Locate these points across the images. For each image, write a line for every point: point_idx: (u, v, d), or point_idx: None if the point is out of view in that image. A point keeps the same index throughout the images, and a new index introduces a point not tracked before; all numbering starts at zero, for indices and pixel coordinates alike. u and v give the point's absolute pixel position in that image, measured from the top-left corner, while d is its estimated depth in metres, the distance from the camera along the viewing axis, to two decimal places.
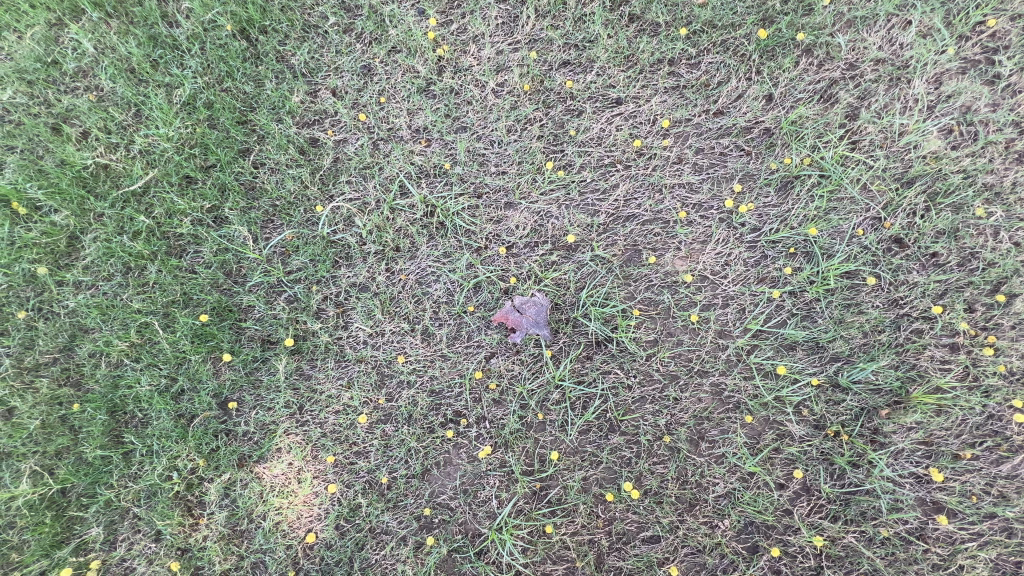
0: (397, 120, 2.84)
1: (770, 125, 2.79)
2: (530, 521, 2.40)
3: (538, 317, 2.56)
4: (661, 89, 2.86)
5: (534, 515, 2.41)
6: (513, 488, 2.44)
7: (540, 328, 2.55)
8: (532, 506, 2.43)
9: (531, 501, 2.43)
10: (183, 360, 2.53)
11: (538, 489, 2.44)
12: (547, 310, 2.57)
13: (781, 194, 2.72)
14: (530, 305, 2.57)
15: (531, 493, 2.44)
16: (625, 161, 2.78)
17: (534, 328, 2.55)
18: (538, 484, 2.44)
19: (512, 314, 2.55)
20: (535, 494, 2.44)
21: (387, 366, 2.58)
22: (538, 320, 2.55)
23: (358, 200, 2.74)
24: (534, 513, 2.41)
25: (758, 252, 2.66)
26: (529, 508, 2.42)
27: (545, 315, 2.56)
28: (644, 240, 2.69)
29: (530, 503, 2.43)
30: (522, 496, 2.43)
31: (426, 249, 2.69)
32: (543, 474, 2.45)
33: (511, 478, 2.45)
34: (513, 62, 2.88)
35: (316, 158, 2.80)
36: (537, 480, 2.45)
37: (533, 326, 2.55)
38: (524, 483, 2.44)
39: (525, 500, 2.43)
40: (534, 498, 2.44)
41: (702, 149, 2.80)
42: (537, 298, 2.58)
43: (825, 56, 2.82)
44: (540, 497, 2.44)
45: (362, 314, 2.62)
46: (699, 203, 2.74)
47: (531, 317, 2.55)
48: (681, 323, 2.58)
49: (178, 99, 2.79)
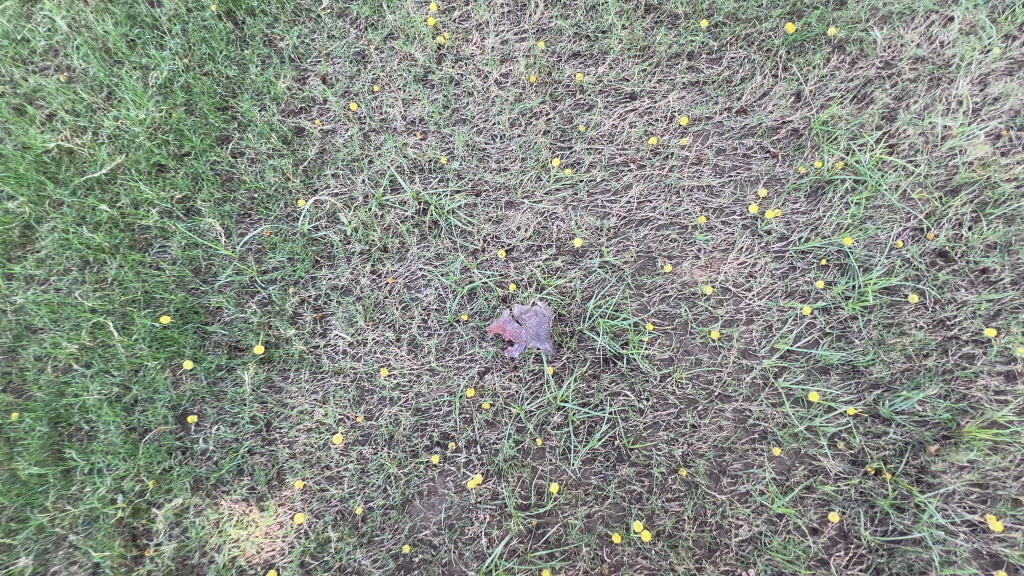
0: (391, 110, 2.61)
1: (798, 126, 2.55)
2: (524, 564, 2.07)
3: (539, 329, 2.28)
4: (679, 85, 2.62)
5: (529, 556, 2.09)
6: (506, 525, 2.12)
7: (541, 341, 2.27)
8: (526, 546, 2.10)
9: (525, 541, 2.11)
10: (139, 367, 2.25)
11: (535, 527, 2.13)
12: (550, 321, 2.30)
13: (812, 201, 2.47)
14: (530, 315, 2.30)
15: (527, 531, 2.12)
16: (639, 159, 2.53)
17: (535, 340, 2.27)
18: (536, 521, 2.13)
19: (510, 325, 2.29)
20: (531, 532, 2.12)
21: (368, 380, 2.29)
22: (539, 332, 2.28)
23: (345, 195, 2.49)
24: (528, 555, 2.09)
25: (785, 263, 2.39)
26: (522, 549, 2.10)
27: (547, 327, 2.29)
28: (658, 247, 2.42)
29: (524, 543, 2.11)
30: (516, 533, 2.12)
31: (417, 250, 2.43)
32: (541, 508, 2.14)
33: (502, 513, 2.14)
34: (518, 51, 2.66)
35: (301, 149, 2.56)
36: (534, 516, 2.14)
37: (533, 339, 2.27)
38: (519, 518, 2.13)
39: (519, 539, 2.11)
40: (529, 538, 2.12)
41: (723, 150, 2.56)
42: (539, 307, 2.31)
43: (859, 53, 2.59)
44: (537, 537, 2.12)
45: (342, 320, 2.35)
46: (720, 207, 2.48)
47: (532, 328, 2.28)
48: (700, 340, 2.30)
49: (154, 82, 2.56)
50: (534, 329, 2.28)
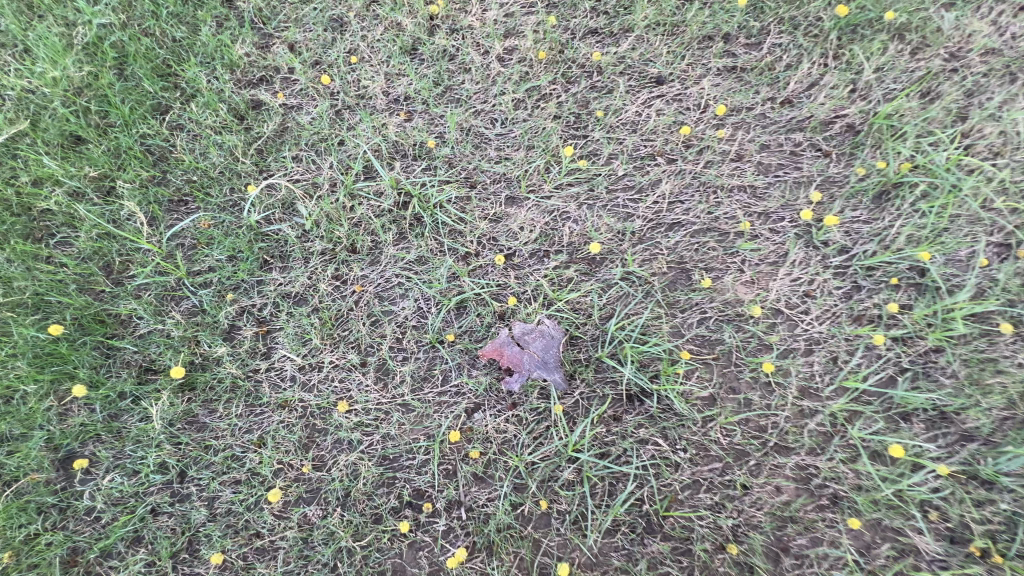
0: (370, 85, 2.16)
1: (854, 121, 2.15)
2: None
3: (546, 355, 1.78)
4: (713, 70, 2.23)
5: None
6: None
7: (549, 371, 1.76)
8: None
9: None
10: (10, 393, 1.67)
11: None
12: (559, 345, 1.80)
13: (876, 207, 2.04)
14: (535, 337, 1.80)
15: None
16: (668, 152, 2.10)
17: (541, 370, 1.76)
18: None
19: (509, 348, 1.78)
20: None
21: (320, 416, 1.75)
22: (546, 359, 1.77)
23: (307, 181, 2.01)
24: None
25: (848, 281, 1.95)
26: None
27: (557, 353, 1.79)
28: (693, 257, 1.96)
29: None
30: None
31: (393, 251, 1.93)
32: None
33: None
34: (524, 25, 2.25)
35: (255, 124, 2.07)
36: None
37: (538, 368, 1.76)
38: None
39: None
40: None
41: (768, 145, 2.14)
42: (547, 327, 1.82)
43: (920, 42, 2.22)
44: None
45: (293, 338, 1.82)
46: (766, 211, 2.05)
47: (537, 354, 1.78)
48: (748, 374, 1.81)
49: (80, 39, 2.09)
50: (539, 354, 1.78)
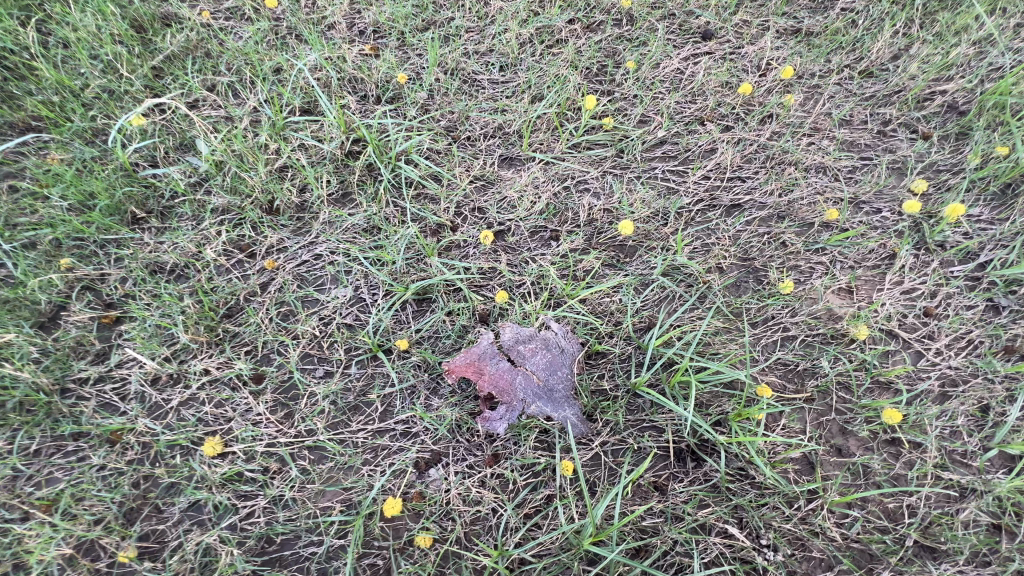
0: (328, 10, 1.63)
1: (956, 99, 1.65)
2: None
3: (551, 378, 1.13)
4: (774, 28, 1.74)
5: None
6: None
7: (555, 406, 1.11)
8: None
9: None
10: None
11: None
12: (572, 365, 1.16)
13: (1003, 203, 1.48)
14: (535, 348, 1.16)
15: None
16: (720, 118, 1.56)
17: (542, 402, 1.10)
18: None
19: (493, 364, 1.12)
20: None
21: (169, 463, 1.05)
22: (551, 385, 1.12)
23: (221, 116, 1.42)
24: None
25: (983, 297, 1.35)
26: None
27: (568, 376, 1.14)
28: (763, 250, 1.37)
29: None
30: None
31: (329, 216, 1.31)
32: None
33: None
34: None
35: (159, 39, 1.50)
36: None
37: (539, 398, 1.10)
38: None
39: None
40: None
41: (849, 120, 1.62)
42: (553, 337, 1.18)
43: None
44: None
45: (150, 332, 1.15)
46: (858, 200, 1.49)
47: (537, 376, 1.12)
48: (859, 426, 1.17)
49: None
50: (541, 377, 1.12)
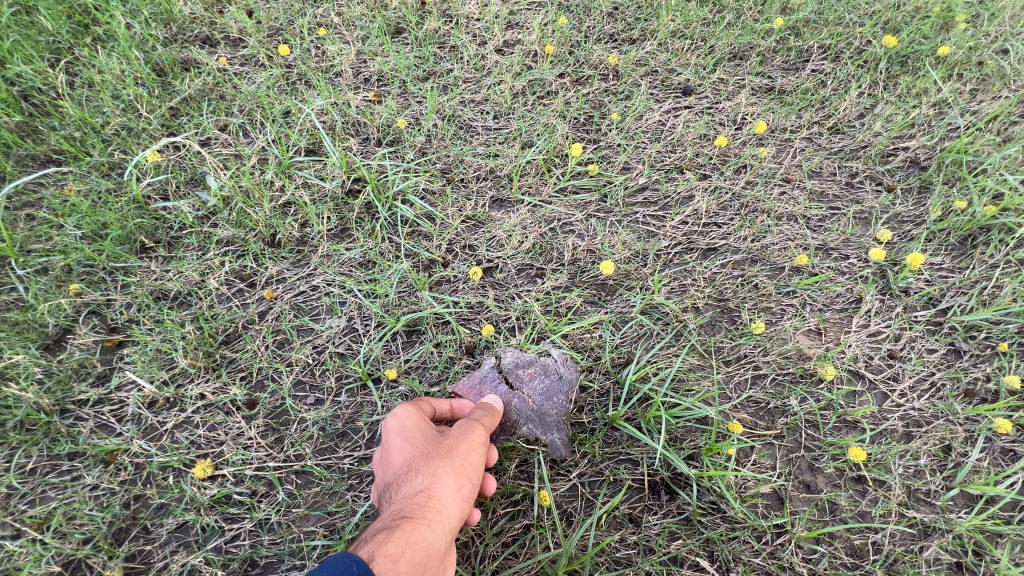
0: (337, 59, 1.76)
1: (918, 155, 1.78)
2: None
3: (546, 402, 1.20)
4: (749, 86, 1.88)
5: (432, 529, 0.86)
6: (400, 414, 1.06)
7: (547, 428, 1.18)
8: (422, 516, 0.87)
9: (445, 469, 0.93)
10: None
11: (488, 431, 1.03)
12: (569, 393, 1.22)
13: (961, 253, 1.59)
14: (534, 373, 1.23)
15: (460, 425, 1.01)
16: (698, 168, 1.67)
17: (533, 424, 1.19)
18: (493, 409, 1.09)
19: (491, 387, 1.20)
20: (477, 439, 0.99)
21: (160, 485, 1.08)
22: (545, 409, 1.20)
23: (230, 153, 1.51)
24: (426, 531, 0.85)
25: (945, 342, 1.43)
26: (417, 526, 0.85)
27: (563, 403, 1.20)
28: (737, 292, 1.44)
29: (441, 479, 0.92)
30: (417, 460, 0.96)
31: (327, 249, 1.39)
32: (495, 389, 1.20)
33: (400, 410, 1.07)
34: (530, 20, 1.93)
35: (177, 82, 1.61)
36: (494, 404, 1.11)
37: (531, 421, 1.19)
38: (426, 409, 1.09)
39: (427, 490, 0.90)
40: (466, 453, 0.96)
41: (818, 172, 1.74)
42: (552, 363, 1.24)
43: (980, 81, 1.93)
44: (480, 454, 0.97)
45: (150, 356, 1.20)
46: (827, 246, 1.58)
47: (532, 399, 1.19)
48: (827, 463, 1.22)
49: None
50: (535, 401, 1.19)
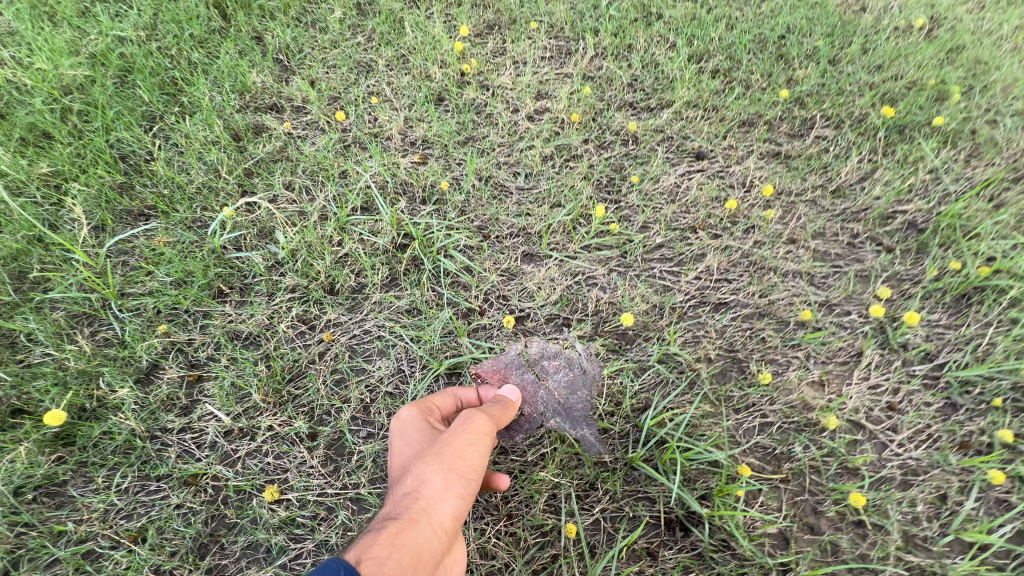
0: (387, 125, 1.99)
1: (916, 218, 1.92)
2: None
3: (570, 399, 1.46)
4: (757, 152, 2.07)
5: (419, 528, 0.98)
6: (403, 422, 1.21)
7: (575, 423, 1.42)
8: (411, 516, 1.00)
9: (434, 472, 1.05)
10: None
11: (485, 430, 1.14)
12: (589, 394, 1.47)
13: (958, 311, 1.71)
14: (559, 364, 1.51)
15: (454, 428, 1.12)
16: (711, 227, 1.84)
17: (562, 418, 1.44)
18: (494, 413, 1.20)
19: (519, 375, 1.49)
20: (469, 441, 1.09)
21: (236, 506, 1.25)
22: (570, 406, 1.45)
23: (294, 209, 1.72)
24: (413, 530, 0.98)
25: (942, 396, 1.54)
26: (406, 525, 0.98)
27: (585, 400, 1.46)
28: (746, 345, 1.59)
29: (429, 481, 1.04)
30: (414, 466, 1.10)
31: (379, 296, 1.57)
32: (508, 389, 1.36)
33: (403, 417, 1.22)
34: (558, 90, 2.16)
35: (251, 146, 1.85)
36: (497, 409, 1.23)
37: (557, 413, 1.45)
38: (429, 414, 1.23)
39: (417, 493, 1.03)
40: (457, 454, 1.07)
41: (822, 233, 1.89)
42: (576, 367, 1.50)
43: (974, 149, 2.10)
44: (472, 456, 1.08)
45: (227, 391, 1.38)
46: (829, 302, 1.72)
47: (559, 397, 1.46)
48: (831, 508, 1.33)
49: (87, 48, 1.98)
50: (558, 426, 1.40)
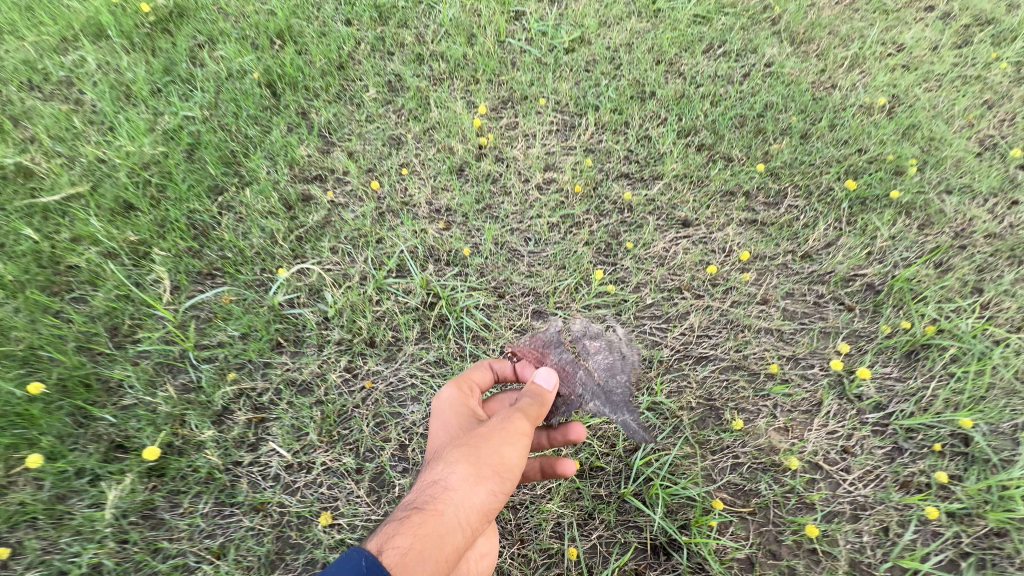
0: (415, 194, 2.30)
1: (874, 281, 2.22)
2: (429, 558, 1.19)
3: (606, 373, 1.87)
4: (735, 220, 2.38)
5: (442, 516, 1.24)
6: (445, 410, 1.49)
7: (614, 386, 1.85)
8: (435, 506, 1.25)
9: (460, 472, 1.30)
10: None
11: (515, 431, 1.37)
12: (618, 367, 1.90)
13: (907, 365, 1.99)
14: (597, 347, 1.93)
15: (484, 431, 1.36)
16: (695, 288, 2.14)
17: (605, 385, 1.85)
18: (530, 408, 1.44)
19: (561, 354, 1.89)
20: (496, 445, 1.33)
21: (298, 528, 1.54)
22: (607, 376, 1.87)
23: (338, 270, 2.02)
24: (437, 517, 1.23)
25: (889, 441, 1.82)
26: (431, 513, 1.24)
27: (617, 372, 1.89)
28: (723, 394, 1.86)
29: (453, 479, 1.29)
30: (446, 456, 1.36)
31: (412, 349, 1.86)
32: (543, 375, 1.58)
33: (446, 404, 1.51)
34: (563, 161, 2.49)
35: (301, 214, 2.16)
36: (532, 403, 1.46)
37: (591, 390, 1.82)
38: (466, 405, 1.51)
39: (444, 485, 1.29)
40: (482, 455, 1.32)
41: (792, 293, 2.18)
42: (607, 347, 1.93)
43: (925, 219, 2.41)
44: (494, 458, 1.32)
45: (287, 430, 1.67)
46: (795, 356, 2.00)
47: (599, 371, 1.86)
48: (790, 538, 1.60)
49: (162, 126, 2.33)
50: None
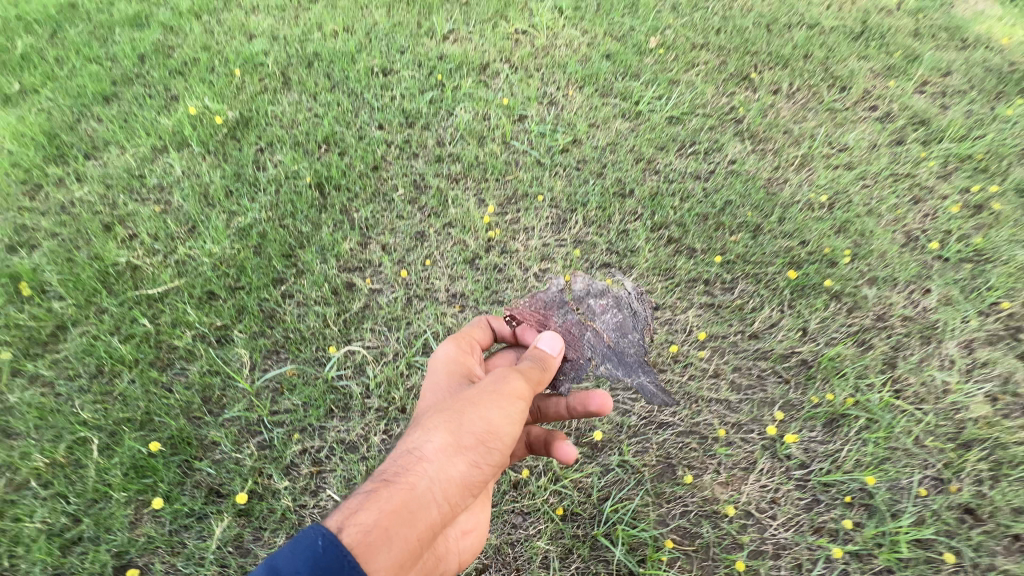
0: (436, 282, 2.87)
1: (808, 358, 2.73)
2: (396, 515, 1.50)
3: (610, 332, 2.49)
4: (696, 303, 2.91)
5: (414, 481, 1.56)
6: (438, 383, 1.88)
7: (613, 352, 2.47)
8: (409, 475, 1.57)
9: (434, 441, 1.63)
10: (78, 479, 2.09)
11: (499, 399, 1.70)
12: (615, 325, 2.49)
13: (829, 431, 2.50)
14: (603, 307, 2.50)
15: (465, 402, 1.70)
16: (660, 364, 2.66)
17: (607, 343, 2.46)
18: (530, 370, 1.82)
19: (565, 317, 2.41)
20: (472, 414, 1.67)
21: None
22: (609, 336, 2.48)
23: (377, 349, 2.57)
24: (408, 483, 1.56)
25: (809, 494, 2.32)
26: (404, 482, 1.56)
27: (613, 331, 2.49)
28: (678, 454, 2.40)
29: (427, 446, 1.62)
30: (429, 422, 1.70)
31: None
32: (549, 341, 1.99)
33: (442, 376, 1.91)
34: (556, 254, 3.06)
35: (347, 301, 2.72)
36: (532, 366, 1.84)
37: (599, 351, 2.40)
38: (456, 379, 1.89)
39: (419, 455, 1.61)
40: (457, 424, 1.65)
41: (740, 368, 2.69)
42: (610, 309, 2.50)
43: (854, 304, 2.93)
44: (467, 431, 1.64)
45: (340, 480, 2.21)
46: (738, 422, 2.51)
47: (603, 329, 2.45)
48: (724, 570, 2.15)
49: (235, 225, 2.91)
50: (549, 510, 2.24)
